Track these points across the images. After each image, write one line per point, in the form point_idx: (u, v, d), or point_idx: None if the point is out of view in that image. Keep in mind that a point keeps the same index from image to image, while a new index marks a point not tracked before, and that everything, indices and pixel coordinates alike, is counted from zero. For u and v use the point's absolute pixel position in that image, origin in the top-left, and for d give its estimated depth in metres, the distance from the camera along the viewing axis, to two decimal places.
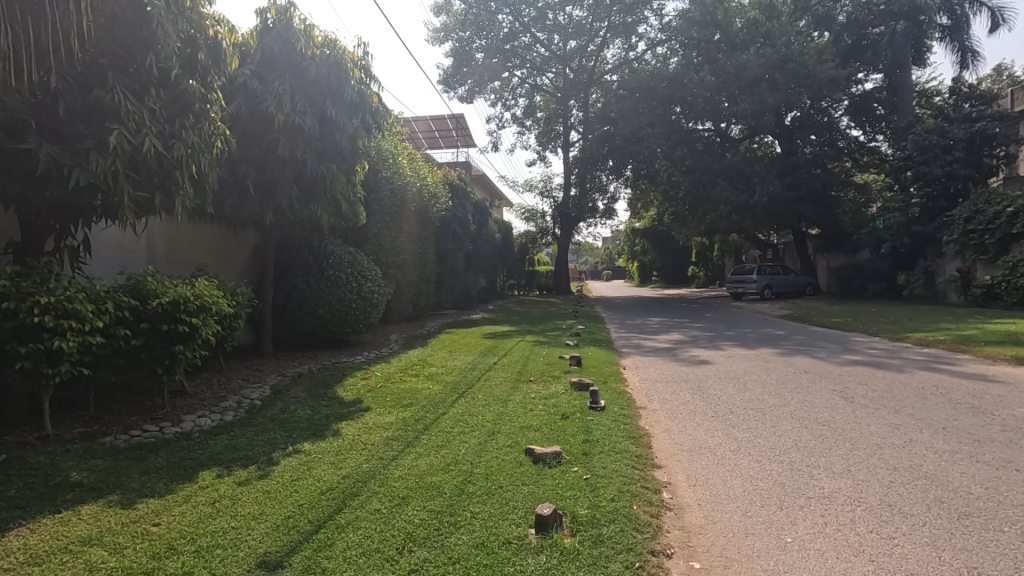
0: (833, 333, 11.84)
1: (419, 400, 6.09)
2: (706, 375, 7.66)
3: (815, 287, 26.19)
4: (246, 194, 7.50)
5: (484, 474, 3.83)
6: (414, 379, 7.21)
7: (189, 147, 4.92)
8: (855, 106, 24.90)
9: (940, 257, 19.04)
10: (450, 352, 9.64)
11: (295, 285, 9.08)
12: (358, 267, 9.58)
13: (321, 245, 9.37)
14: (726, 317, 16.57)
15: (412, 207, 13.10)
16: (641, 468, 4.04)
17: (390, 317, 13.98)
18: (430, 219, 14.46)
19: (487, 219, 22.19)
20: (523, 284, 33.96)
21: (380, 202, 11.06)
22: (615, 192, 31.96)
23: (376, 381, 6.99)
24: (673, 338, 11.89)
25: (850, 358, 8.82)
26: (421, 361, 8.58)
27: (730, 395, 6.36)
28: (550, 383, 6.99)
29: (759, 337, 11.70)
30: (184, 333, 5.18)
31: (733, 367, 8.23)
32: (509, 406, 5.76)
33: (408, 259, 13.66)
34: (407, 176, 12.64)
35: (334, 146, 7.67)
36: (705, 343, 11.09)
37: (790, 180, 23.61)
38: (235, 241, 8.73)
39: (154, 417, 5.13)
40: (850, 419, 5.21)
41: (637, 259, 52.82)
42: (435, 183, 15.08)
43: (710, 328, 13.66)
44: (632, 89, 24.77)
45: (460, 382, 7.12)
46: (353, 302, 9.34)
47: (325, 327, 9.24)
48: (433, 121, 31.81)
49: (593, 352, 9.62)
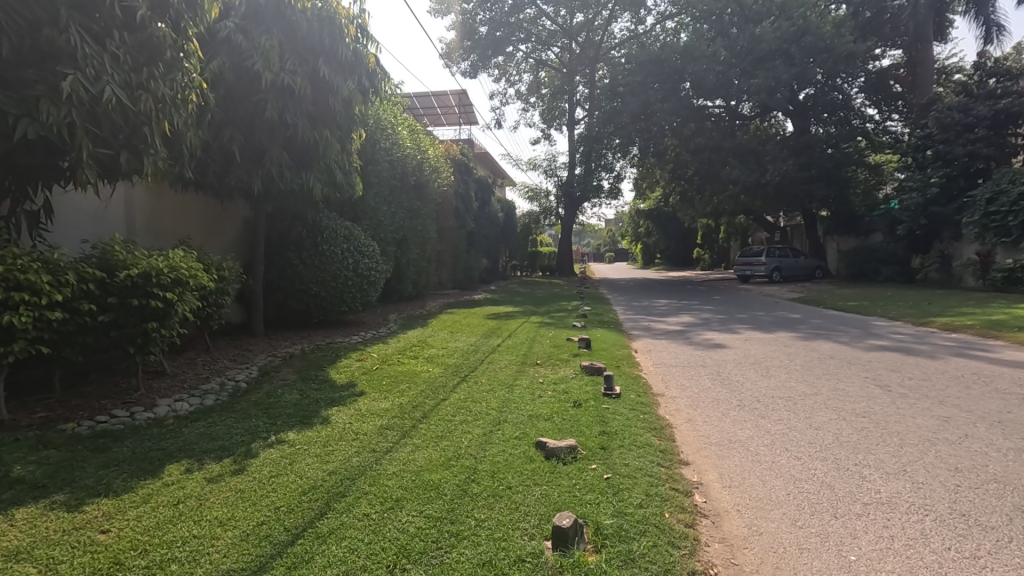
0: (850, 317, 11.33)
1: (418, 384, 5.61)
2: (725, 360, 7.17)
3: (825, 271, 25.65)
4: (231, 160, 6.95)
5: (490, 471, 3.36)
6: (412, 361, 6.75)
7: (159, 100, 4.38)
8: (872, 84, 23.93)
9: (957, 240, 18.45)
10: (451, 333, 9.18)
11: (287, 261, 8.53)
12: (354, 243, 9.11)
13: (315, 218, 8.81)
14: (736, 300, 16.11)
15: (411, 181, 12.53)
16: (668, 466, 3.57)
17: (390, 296, 13.48)
18: (430, 195, 13.87)
19: (490, 198, 21.65)
20: (525, 265, 33.55)
21: (378, 174, 10.49)
22: (622, 172, 31.22)
23: (371, 363, 6.52)
24: (684, 321, 11.45)
25: (875, 343, 8.32)
26: (421, 342, 8.12)
27: (753, 383, 5.88)
28: (559, 367, 6.51)
29: (774, 321, 11.19)
30: (157, 310, 4.66)
31: (751, 351, 7.77)
32: (516, 392, 5.30)
33: (408, 236, 13.11)
34: (406, 148, 12.03)
35: (327, 110, 7.08)
36: (717, 326, 10.58)
37: (802, 159, 22.93)
38: (224, 213, 8.15)
39: (126, 401, 4.67)
40: (893, 411, 4.71)
41: (641, 241, 52.34)
42: (437, 156, 14.49)
43: (722, 311, 13.20)
44: (641, 63, 23.97)
45: (463, 365, 6.66)
46: (348, 279, 8.89)
47: (319, 305, 8.79)
48: (435, 98, 31.10)
49: (602, 334, 9.13)
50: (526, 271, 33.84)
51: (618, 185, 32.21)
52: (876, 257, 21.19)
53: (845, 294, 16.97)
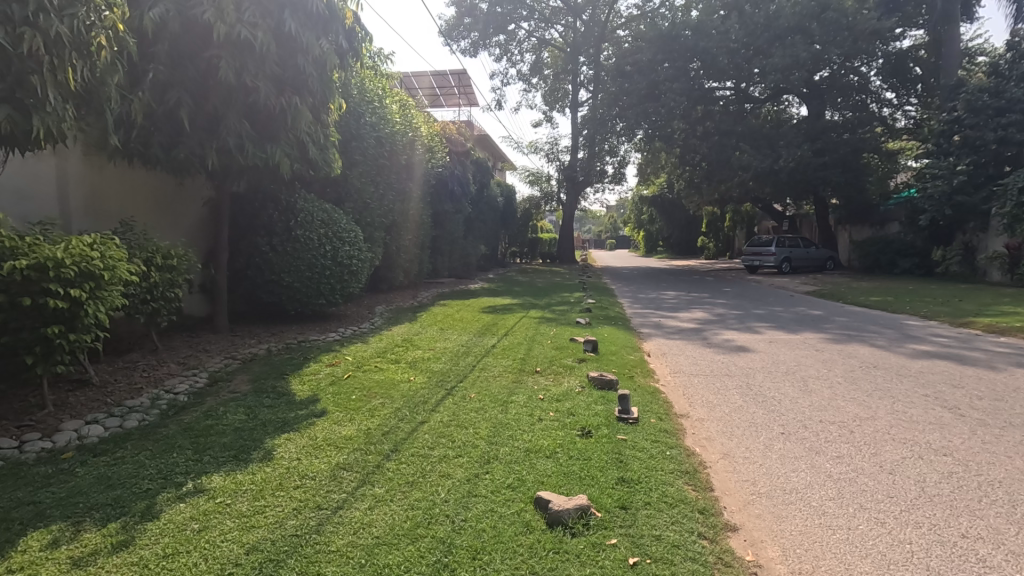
0: (878, 315, 10.38)
1: (393, 400, 4.68)
2: (755, 368, 6.23)
3: (836, 262, 24.66)
4: (181, 131, 5.94)
5: (470, 551, 2.44)
6: (392, 367, 5.80)
7: (52, 41, 3.38)
8: (891, 67, 22.69)
9: (982, 231, 17.48)
10: (441, 329, 8.26)
11: (257, 247, 7.58)
12: (332, 229, 8.11)
13: (289, 200, 7.84)
14: (748, 292, 15.13)
15: (401, 161, 11.49)
16: (712, 537, 2.64)
17: (378, 286, 12.49)
18: (423, 176, 12.83)
19: (488, 180, 20.61)
20: (525, 252, 32.52)
21: (363, 151, 9.47)
22: (626, 156, 30.09)
23: (342, 370, 5.58)
24: (697, 316, 10.50)
25: (918, 348, 7.38)
26: (405, 341, 7.20)
27: (795, 402, 4.94)
28: (561, 377, 5.57)
29: (795, 318, 10.24)
30: (60, 311, 3.72)
31: (780, 357, 6.83)
32: (511, 413, 4.35)
33: (397, 220, 12.11)
34: (397, 124, 10.99)
35: (296, 72, 6.08)
36: (734, 324, 9.63)
37: (817, 144, 21.88)
38: (184, 193, 7.16)
39: (23, 424, 3.76)
40: (978, 448, 3.77)
41: (644, 228, 51.21)
42: (430, 135, 13.45)
43: (736, 305, 12.23)
44: (650, 41, 22.82)
45: (451, 372, 5.72)
46: (326, 269, 7.90)
47: (292, 298, 7.78)
48: (434, 77, 29.95)
49: (609, 333, 8.20)
50: (526, 258, 32.75)
51: (622, 170, 31.11)
52: (892, 248, 20.22)
53: (862, 287, 16.06)
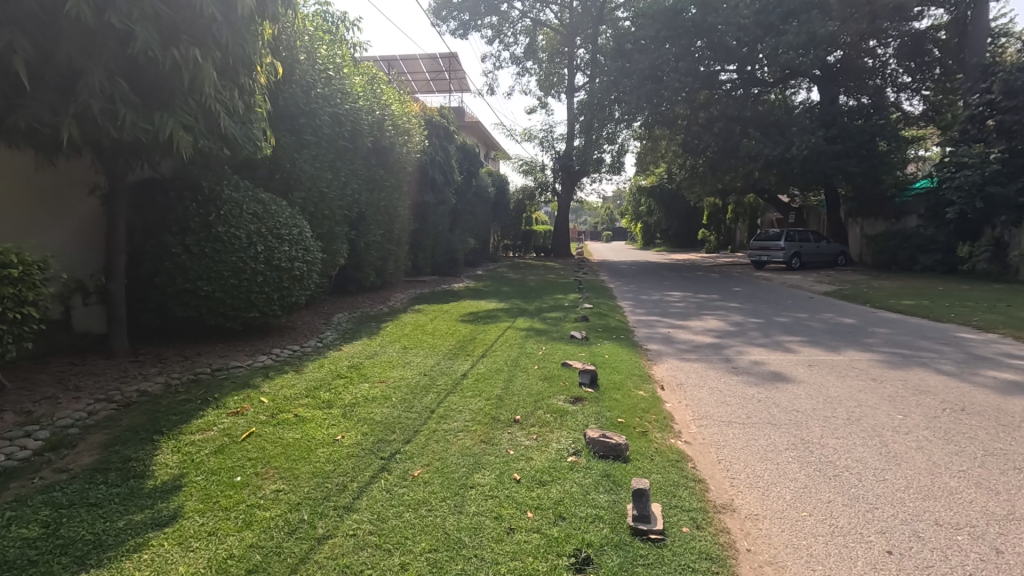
0: (921, 324, 8.93)
1: (297, 487, 3.15)
2: (803, 411, 4.72)
3: (848, 257, 23.19)
4: (24, 90, 4.33)
5: None
6: (317, 418, 4.26)
7: None
8: (907, 48, 21.04)
9: (1015, 226, 16.08)
10: (404, 349, 6.68)
11: (166, 247, 5.97)
12: (267, 224, 6.54)
13: (213, 189, 6.31)
14: (763, 294, 13.65)
15: (370, 144, 9.95)
16: None
17: (344, 288, 10.93)
18: (397, 162, 11.27)
19: (477, 169, 19.06)
20: (518, 245, 30.94)
21: (315, 130, 7.99)
22: (625, 145, 28.54)
23: (244, 426, 4.03)
24: (712, 326, 9.03)
25: (998, 375, 5.89)
26: (351, 371, 5.62)
27: (881, 479, 3.43)
28: (549, 433, 4.06)
29: (825, 328, 8.76)
30: None
31: (829, 390, 5.35)
32: (468, 519, 2.83)
33: (364, 213, 10.53)
34: (360, 100, 9.40)
35: (194, 15, 4.53)
36: (755, 337, 8.13)
37: (831, 130, 20.39)
38: (62, 180, 5.56)
39: None
40: None
41: (642, 220, 49.66)
42: (406, 115, 11.88)
43: (753, 310, 10.75)
44: (652, 18, 21.23)
45: (399, 425, 4.18)
46: (257, 274, 6.32)
47: (213, 311, 6.20)
48: (423, 61, 28.44)
49: (611, 353, 6.74)
50: (519, 251, 31.18)
51: (621, 158, 29.57)
52: (912, 244, 18.99)
53: (884, 287, 14.66)
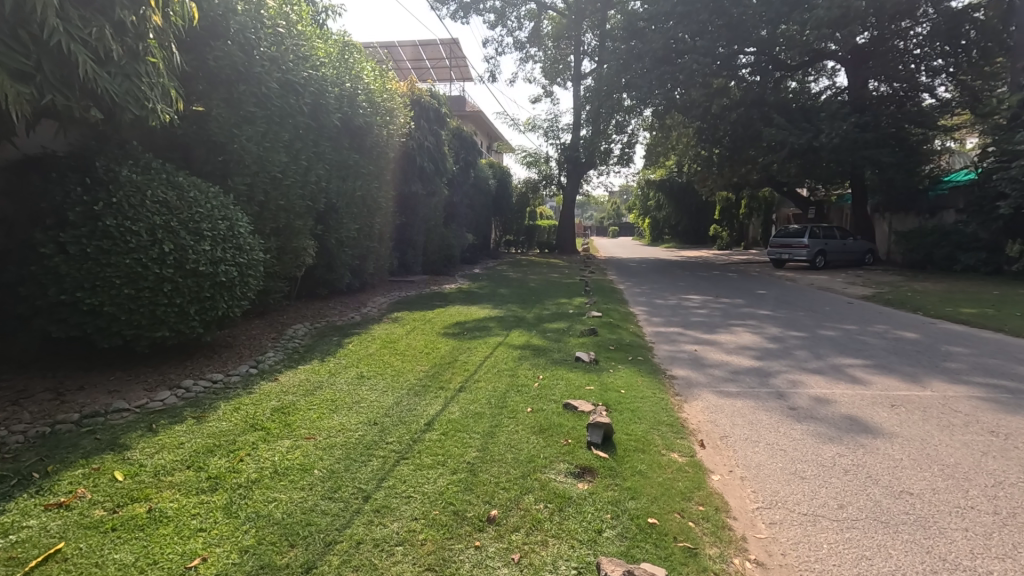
0: (1001, 342, 7.38)
1: None
2: (922, 497, 3.17)
3: (875, 256, 21.55)
4: None
5: None
6: (180, 516, 2.75)
7: None
8: (941, 29, 18.80)
9: None
10: (359, 380, 5.14)
11: (35, 246, 4.50)
12: (181, 215, 5.03)
13: (107, 170, 4.83)
14: (793, 298, 12.10)
15: (339, 122, 8.46)
16: None
17: (314, 291, 9.46)
18: (374, 145, 9.77)
19: (474, 159, 17.56)
20: (521, 241, 29.39)
21: (261, 99, 6.54)
22: (634, 135, 26.95)
23: (52, 537, 2.52)
24: (747, 341, 7.52)
25: None
26: (274, 420, 4.09)
27: None
28: (539, 554, 2.54)
29: (886, 346, 7.19)
30: None
31: (939, 451, 3.81)
32: None
33: (334, 204, 8.99)
34: (326, 69, 7.96)
35: None
36: (804, 358, 6.58)
37: (862, 117, 18.68)
38: None
39: None
40: None
41: (650, 215, 48.01)
42: (388, 92, 10.41)
43: (789, 320, 9.21)
44: None
45: (304, 531, 2.67)
46: (164, 282, 4.81)
47: (105, 331, 4.69)
48: (424, 47, 26.93)
49: (627, 385, 5.23)
50: (522, 247, 29.62)
51: (630, 149, 27.95)
52: (950, 241, 17.51)
53: (929, 290, 13.09)
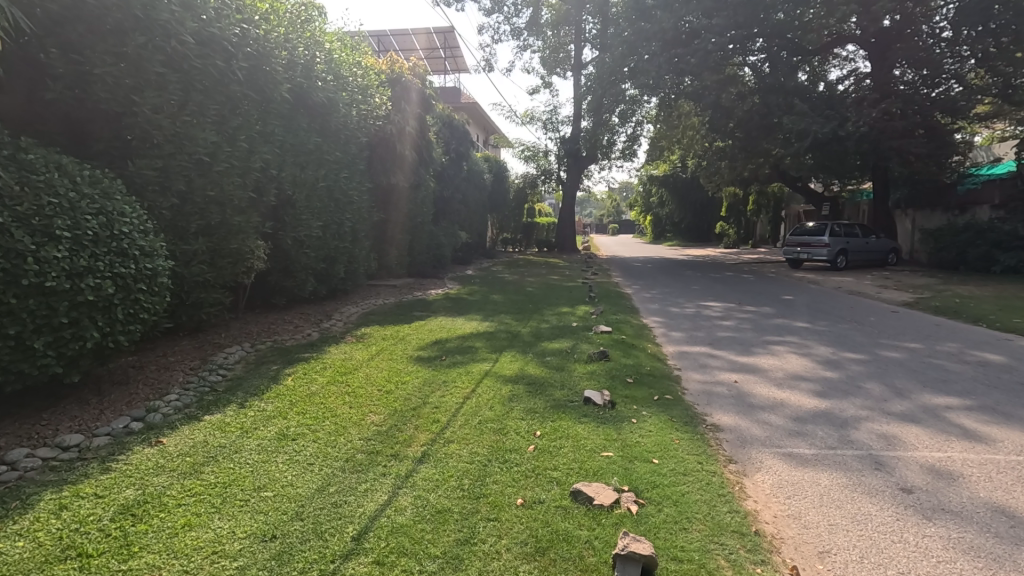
0: None
1: None
2: None
3: (898, 255, 20.06)
4: None
5: None
6: None
7: None
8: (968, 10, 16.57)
9: None
10: (278, 443, 3.60)
11: None
12: (20, 207, 3.49)
13: None
14: (827, 306, 10.60)
15: (289, 96, 6.97)
16: None
17: (269, 300, 7.94)
18: (338, 127, 8.26)
19: (467, 150, 16.04)
20: (519, 239, 27.87)
21: (173, 57, 5.04)
22: (638, 126, 25.40)
23: None
24: (798, 367, 6.00)
25: None
26: (107, 533, 2.55)
27: None
28: None
29: (975, 375, 5.70)
30: None
31: None
32: None
33: (290, 197, 7.47)
34: (268, 29, 6.48)
35: None
36: (880, 394, 5.07)
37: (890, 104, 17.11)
38: None
39: None
40: None
41: (652, 212, 46.49)
42: (356, 65, 8.91)
43: (835, 335, 7.70)
44: None
45: None
46: None
47: None
48: (416, 36, 25.30)
49: (662, 446, 3.72)
50: (520, 246, 28.10)
51: (634, 142, 26.40)
52: (987, 240, 16.03)
53: (978, 296, 11.60)
